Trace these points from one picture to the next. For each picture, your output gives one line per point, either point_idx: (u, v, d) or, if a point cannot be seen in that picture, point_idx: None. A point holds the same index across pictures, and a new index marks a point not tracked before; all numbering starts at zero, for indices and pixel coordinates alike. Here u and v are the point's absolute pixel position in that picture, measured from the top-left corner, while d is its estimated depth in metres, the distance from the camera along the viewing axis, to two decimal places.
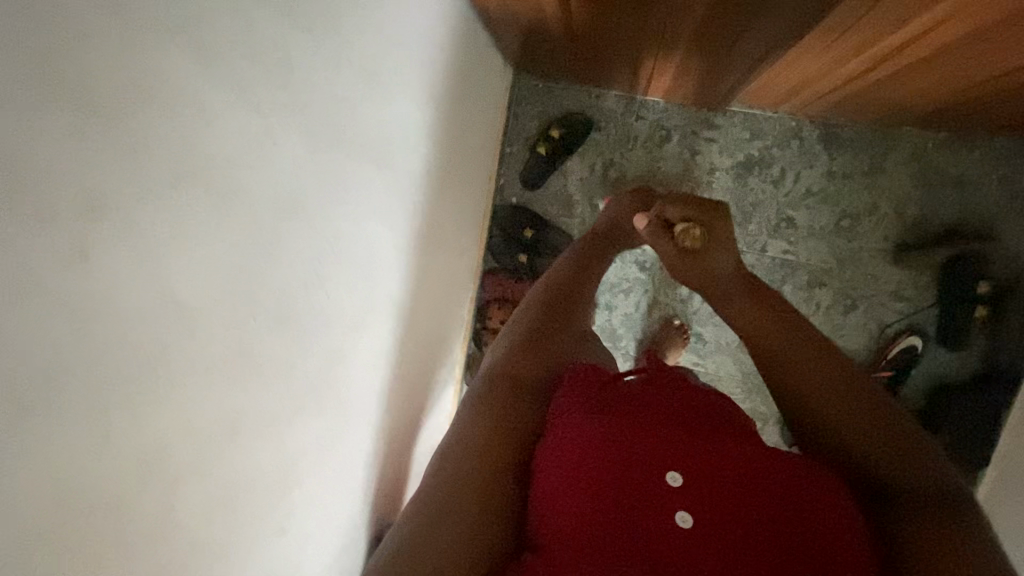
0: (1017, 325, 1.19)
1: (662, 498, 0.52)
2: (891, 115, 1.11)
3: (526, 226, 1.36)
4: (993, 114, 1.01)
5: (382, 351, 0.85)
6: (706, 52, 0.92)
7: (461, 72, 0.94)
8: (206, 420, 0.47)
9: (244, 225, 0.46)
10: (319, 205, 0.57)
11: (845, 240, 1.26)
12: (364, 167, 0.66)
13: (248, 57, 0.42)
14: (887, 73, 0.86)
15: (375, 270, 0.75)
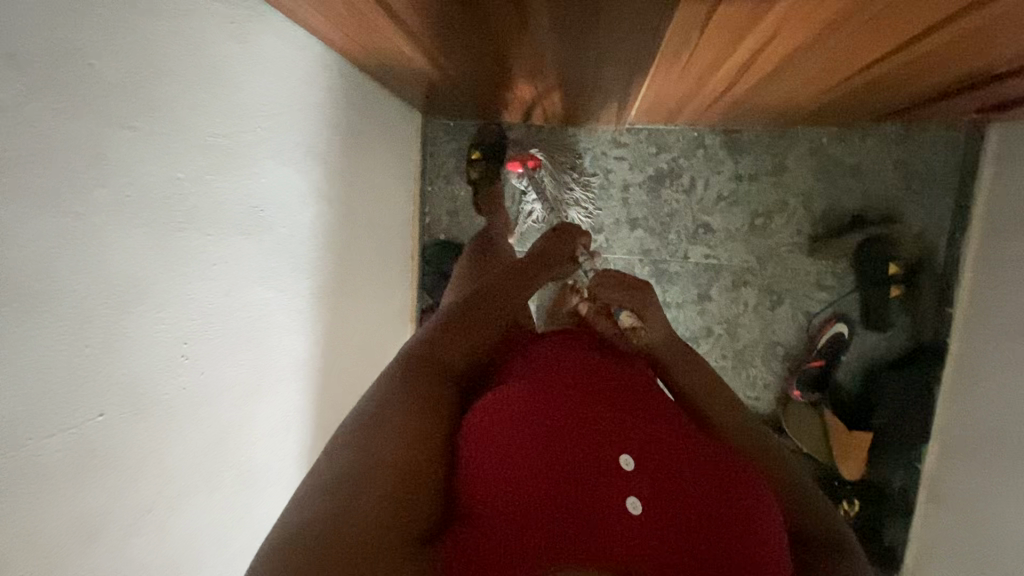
0: (932, 302, 1.23)
1: (616, 482, 0.53)
2: (781, 116, 1.15)
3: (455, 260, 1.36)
4: (865, 105, 1.06)
5: (293, 414, 0.83)
6: (584, 84, 0.95)
7: (351, 127, 0.95)
8: (51, 527, 0.46)
9: (72, 325, 0.46)
10: (178, 287, 0.57)
11: (761, 238, 1.30)
12: (234, 239, 0.66)
13: (55, 167, 0.43)
14: (752, 82, 0.90)
15: (266, 336, 0.74)
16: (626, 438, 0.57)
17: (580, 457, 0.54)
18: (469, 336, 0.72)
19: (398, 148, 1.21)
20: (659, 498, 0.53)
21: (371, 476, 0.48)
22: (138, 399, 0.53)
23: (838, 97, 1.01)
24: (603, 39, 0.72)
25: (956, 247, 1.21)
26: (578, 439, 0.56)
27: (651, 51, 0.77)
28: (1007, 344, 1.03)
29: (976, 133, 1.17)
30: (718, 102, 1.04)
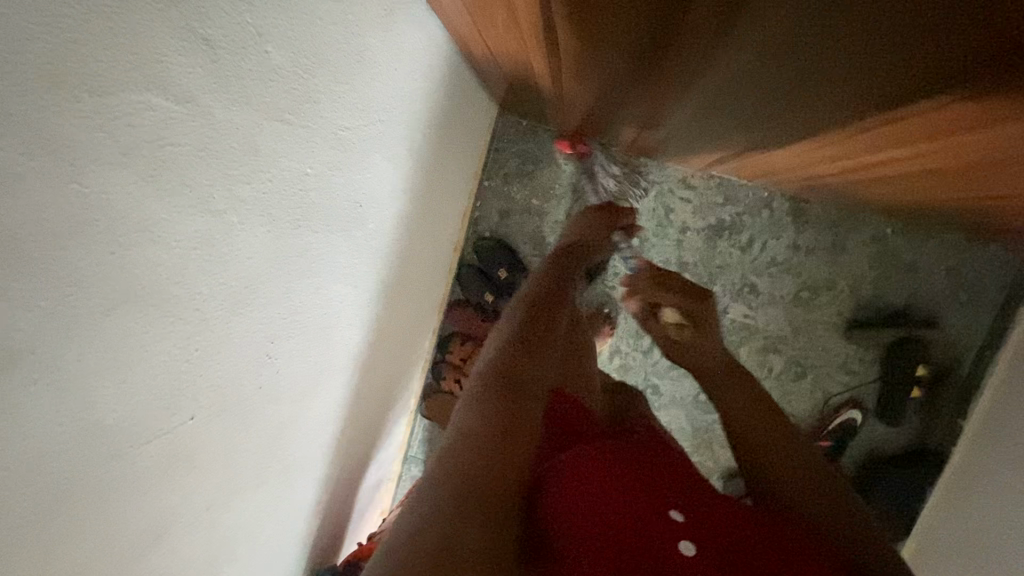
0: (946, 409, 1.26)
1: (666, 523, 0.53)
2: (860, 203, 1.15)
3: (499, 267, 1.35)
4: (949, 216, 1.06)
5: (334, 407, 0.81)
6: (695, 138, 0.93)
7: (444, 119, 0.90)
8: (122, 537, 0.43)
9: (189, 329, 0.42)
10: (278, 287, 0.54)
11: (801, 310, 1.30)
12: (332, 236, 0.62)
13: (210, 165, 0.38)
14: (854, 175, 0.88)
15: (333, 332, 0.71)
16: (671, 492, 0.58)
17: (632, 501, 0.55)
18: (533, 359, 0.75)
19: (472, 141, 1.16)
20: (717, 545, 0.52)
21: (455, 485, 0.51)
22: (223, 400, 0.50)
23: (928, 205, 1.01)
24: (749, 113, 0.69)
25: (983, 364, 1.24)
26: (631, 487, 0.57)
27: (783, 135, 0.74)
28: (1009, 470, 1.07)
29: None
30: (806, 177, 1.03)
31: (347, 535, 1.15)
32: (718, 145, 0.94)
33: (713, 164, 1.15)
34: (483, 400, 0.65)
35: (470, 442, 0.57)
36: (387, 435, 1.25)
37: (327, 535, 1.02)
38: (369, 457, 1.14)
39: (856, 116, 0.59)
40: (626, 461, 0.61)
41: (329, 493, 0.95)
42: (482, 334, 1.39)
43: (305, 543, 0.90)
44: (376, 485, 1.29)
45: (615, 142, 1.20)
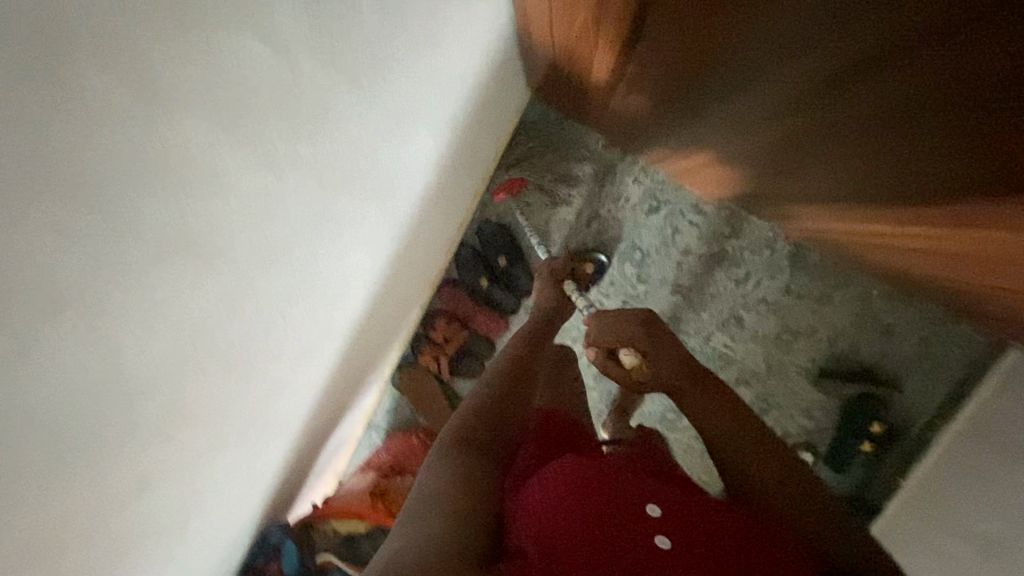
0: (888, 465, 1.35)
1: (642, 526, 0.61)
2: (882, 266, 1.19)
3: (501, 257, 1.35)
4: (959, 295, 1.11)
5: (324, 368, 0.80)
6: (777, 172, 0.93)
7: (486, 98, 0.88)
8: (96, 425, 0.44)
9: (198, 236, 0.44)
10: (297, 231, 0.54)
11: (779, 351, 1.35)
12: (354, 196, 0.60)
13: (253, 87, 0.40)
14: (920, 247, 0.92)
15: (340, 296, 0.70)
16: (649, 492, 0.66)
17: (612, 504, 0.63)
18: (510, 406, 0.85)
19: (501, 123, 1.14)
20: (683, 536, 0.60)
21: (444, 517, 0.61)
22: (196, 332, 0.49)
23: (960, 286, 1.05)
24: (814, 146, 0.71)
25: (930, 431, 1.32)
26: (612, 491, 0.65)
27: (840, 172, 0.77)
28: (952, 541, 1.15)
29: (998, 347, 1.25)
30: (864, 237, 1.07)
31: (302, 492, 1.14)
32: (797, 181, 0.95)
33: (767, 202, 1.17)
34: (460, 434, 0.78)
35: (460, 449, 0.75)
36: (358, 400, 1.24)
37: (285, 489, 1.01)
38: (338, 418, 1.13)
39: (938, 185, 0.61)
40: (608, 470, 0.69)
41: (298, 450, 0.94)
42: (469, 317, 1.39)
43: (267, 493, 0.89)
44: (337, 446, 1.29)
45: (674, 163, 1.21)
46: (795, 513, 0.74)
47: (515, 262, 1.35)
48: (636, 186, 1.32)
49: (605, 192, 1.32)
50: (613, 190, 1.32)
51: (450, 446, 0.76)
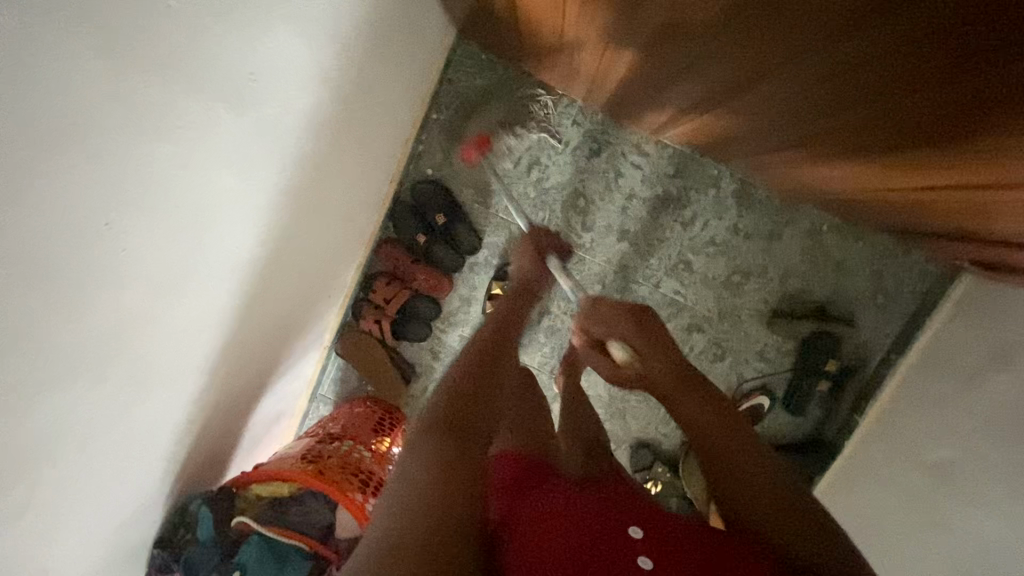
0: (847, 405, 1.32)
1: (624, 545, 0.58)
2: (821, 194, 1.15)
3: (438, 211, 1.28)
4: (898, 217, 1.08)
5: (214, 313, 0.73)
6: (709, 87, 0.87)
7: (385, 17, 0.82)
8: None
9: (10, 153, 0.37)
10: (135, 139, 0.46)
11: (730, 294, 1.31)
12: (212, 105, 0.54)
13: None
14: (862, 155, 0.87)
15: (214, 222, 0.63)
16: (628, 515, 0.63)
17: (588, 523, 0.60)
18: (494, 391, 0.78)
19: (421, 60, 1.08)
20: (664, 547, 0.59)
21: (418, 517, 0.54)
22: (20, 259, 0.41)
23: (903, 207, 1.01)
24: (742, 15, 0.61)
25: (885, 367, 1.30)
26: (591, 513, 0.62)
27: (779, 56, 0.68)
28: (906, 470, 1.13)
29: (948, 274, 1.23)
30: (808, 161, 1.01)
31: (232, 463, 1.08)
32: (731, 100, 0.89)
33: (700, 133, 1.11)
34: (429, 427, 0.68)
35: (414, 485, 0.58)
36: (290, 365, 1.17)
37: (205, 459, 0.95)
38: (264, 383, 1.07)
39: (878, 41, 0.55)
40: (597, 499, 0.65)
41: (207, 411, 0.87)
42: (409, 277, 1.33)
43: (173, 458, 0.83)
44: (273, 417, 1.22)
45: (612, 100, 1.14)
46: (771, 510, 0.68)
47: (457, 218, 1.29)
48: (574, 128, 1.26)
49: (543, 135, 1.26)
50: (552, 134, 1.26)
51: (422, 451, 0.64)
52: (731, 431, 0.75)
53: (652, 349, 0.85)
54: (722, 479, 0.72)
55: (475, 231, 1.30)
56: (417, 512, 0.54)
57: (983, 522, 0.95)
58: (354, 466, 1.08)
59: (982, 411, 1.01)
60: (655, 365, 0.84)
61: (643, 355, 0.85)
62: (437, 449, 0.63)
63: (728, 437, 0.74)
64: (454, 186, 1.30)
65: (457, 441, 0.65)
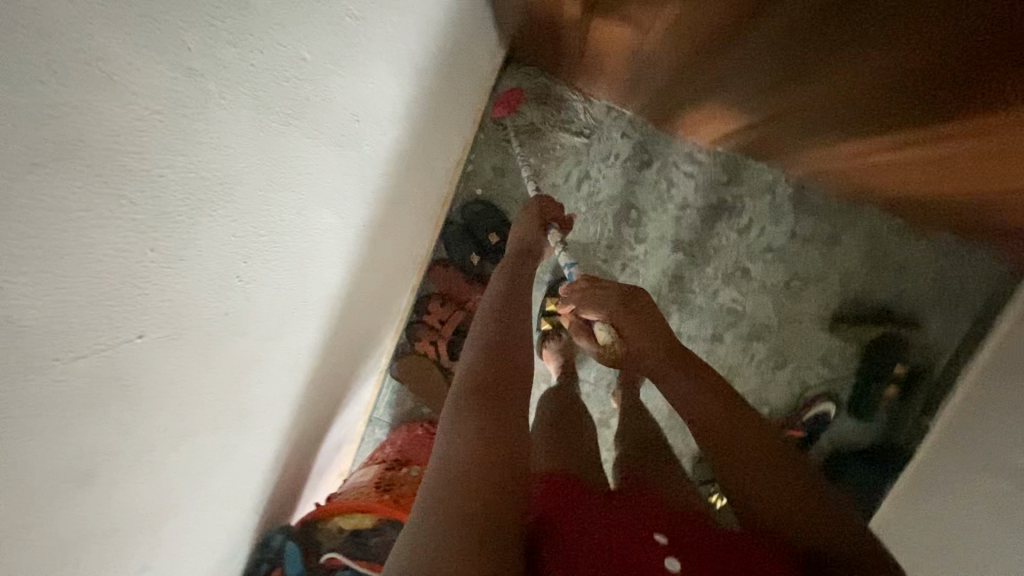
0: (916, 408, 1.29)
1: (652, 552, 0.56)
2: (880, 196, 1.13)
3: (489, 230, 1.28)
4: (964, 218, 1.06)
5: (304, 351, 0.73)
6: (777, 96, 0.87)
7: (454, 44, 0.82)
8: (77, 456, 0.37)
9: (185, 224, 0.37)
10: (268, 194, 0.46)
11: (790, 300, 1.29)
12: (327, 151, 0.54)
13: (233, 44, 0.35)
14: (928, 158, 0.86)
15: (314, 262, 0.63)
16: (653, 521, 0.60)
17: (613, 523, 0.58)
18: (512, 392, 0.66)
19: (475, 83, 1.08)
20: (694, 557, 0.57)
21: None
22: (179, 323, 0.41)
23: (974, 209, 0.98)
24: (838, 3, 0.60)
25: (954, 368, 1.27)
26: (611, 515, 0.60)
27: (871, 54, 0.66)
28: (980, 475, 1.09)
29: (1016, 272, 1.21)
30: (862, 163, 1.00)
31: (303, 495, 1.07)
32: (798, 109, 0.88)
33: (751, 138, 1.10)
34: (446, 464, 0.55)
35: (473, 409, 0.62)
36: (353, 392, 1.17)
37: (284, 492, 0.94)
38: (333, 412, 1.06)
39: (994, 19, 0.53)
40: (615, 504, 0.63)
41: (288, 447, 0.86)
42: (463, 297, 1.32)
43: (260, 496, 0.82)
44: (336, 445, 1.21)
45: (664, 111, 1.13)
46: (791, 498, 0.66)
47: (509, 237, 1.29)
48: (624, 140, 1.25)
49: (593, 149, 1.25)
50: (602, 148, 1.25)
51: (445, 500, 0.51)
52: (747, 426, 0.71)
53: (639, 326, 0.80)
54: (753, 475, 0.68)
55: None
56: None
57: None
58: None
59: None
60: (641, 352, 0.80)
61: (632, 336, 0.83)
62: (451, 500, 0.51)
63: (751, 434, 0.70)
64: (504, 204, 1.30)
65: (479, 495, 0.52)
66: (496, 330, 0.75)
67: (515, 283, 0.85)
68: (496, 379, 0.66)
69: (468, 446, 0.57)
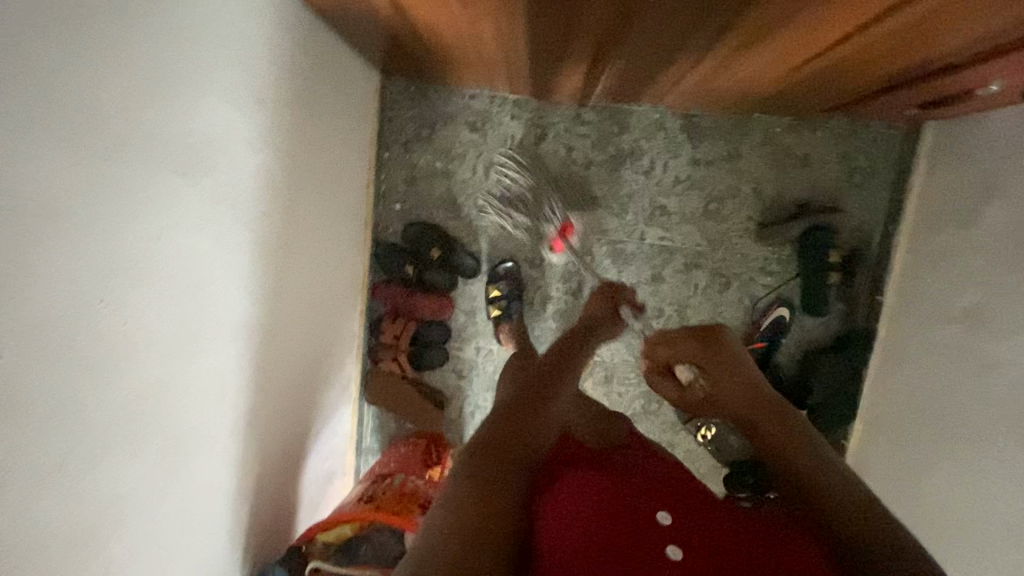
0: (864, 286, 1.31)
1: (657, 535, 0.60)
2: (748, 107, 1.18)
3: (431, 246, 1.34)
4: (825, 103, 1.11)
5: (231, 375, 0.78)
6: (601, 58, 0.94)
7: (304, 72, 0.90)
8: None
9: (15, 254, 0.44)
10: (111, 224, 0.53)
11: (713, 223, 1.33)
12: (177, 181, 0.62)
13: (24, 90, 0.43)
14: (753, 72, 0.91)
15: (202, 287, 0.69)
16: (671, 502, 0.65)
17: (628, 511, 0.63)
18: (550, 399, 0.85)
19: (353, 108, 1.16)
20: (693, 533, 0.60)
21: (464, 525, 0.62)
22: (44, 342, 0.48)
23: (826, 95, 1.04)
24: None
25: (888, 240, 1.29)
26: (634, 498, 0.65)
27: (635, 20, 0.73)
28: (944, 325, 1.09)
29: (913, 132, 1.24)
30: (710, 90, 1.06)
31: (297, 527, 1.11)
32: (624, 62, 0.95)
33: (609, 91, 1.17)
34: (479, 436, 0.76)
35: (522, 402, 0.83)
36: (325, 423, 1.21)
37: (269, 523, 0.99)
38: (306, 441, 1.11)
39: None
40: (644, 487, 0.67)
41: (257, 476, 0.91)
42: (411, 308, 1.37)
43: (236, 526, 0.87)
44: (325, 476, 1.25)
45: (533, 86, 1.20)
46: (834, 504, 0.65)
47: (450, 247, 1.34)
48: (515, 122, 1.32)
49: (489, 138, 1.33)
50: (497, 134, 1.33)
51: (485, 454, 0.72)
52: (820, 466, 0.69)
53: (720, 368, 0.86)
54: (798, 482, 0.70)
55: (469, 252, 1.35)
56: (460, 515, 0.63)
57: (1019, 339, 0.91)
58: (410, 495, 1.11)
59: (990, 243, 1.01)
60: (726, 394, 0.84)
61: (717, 382, 0.86)
62: (483, 458, 0.72)
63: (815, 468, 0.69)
64: (423, 212, 1.36)
65: (506, 461, 0.72)
66: (553, 363, 0.95)
67: (564, 355, 0.98)
68: (524, 407, 0.82)
69: (471, 479, 0.69)
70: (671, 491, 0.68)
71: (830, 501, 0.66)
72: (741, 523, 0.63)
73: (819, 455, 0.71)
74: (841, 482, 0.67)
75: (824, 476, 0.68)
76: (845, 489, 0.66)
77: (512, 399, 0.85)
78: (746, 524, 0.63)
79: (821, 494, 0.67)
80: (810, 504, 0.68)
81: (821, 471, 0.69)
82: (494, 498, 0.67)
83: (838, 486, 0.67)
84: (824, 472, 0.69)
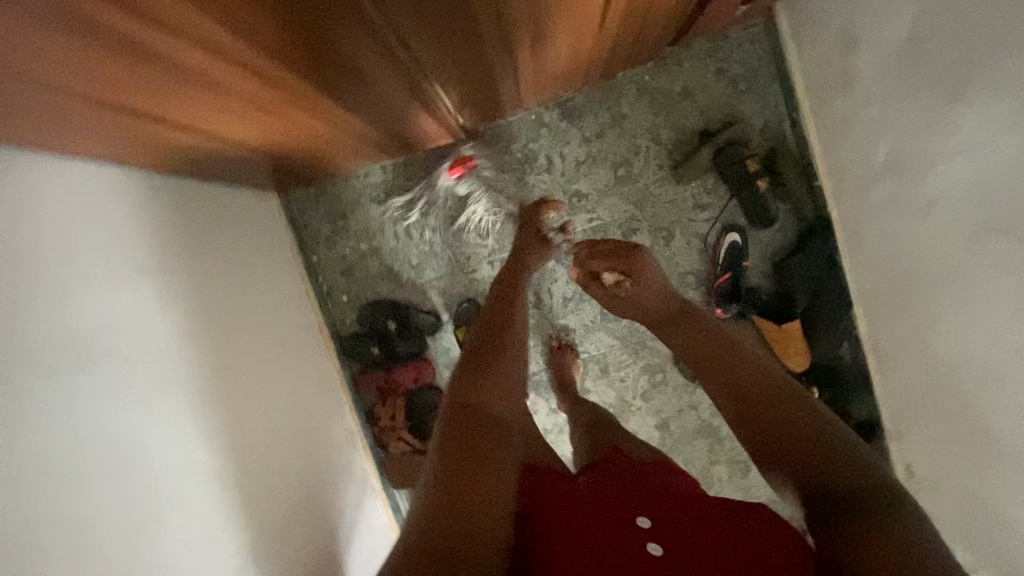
0: (796, 181, 1.27)
1: (640, 537, 0.63)
2: (603, 71, 1.21)
3: (387, 320, 1.38)
4: (667, 35, 1.14)
5: (211, 520, 0.82)
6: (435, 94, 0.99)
7: (188, 229, 0.97)
8: None
9: None
10: (23, 438, 0.59)
11: (630, 185, 1.34)
12: (82, 376, 0.68)
13: None
14: (568, 42, 0.95)
15: (146, 455, 0.74)
16: (654, 511, 0.67)
17: (611, 519, 0.66)
18: (486, 389, 0.88)
19: (258, 236, 1.23)
20: (676, 539, 0.63)
21: (444, 531, 0.62)
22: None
23: (657, 30, 1.06)
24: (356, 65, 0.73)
25: (798, 128, 1.27)
26: (614, 507, 0.68)
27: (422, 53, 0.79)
28: (876, 183, 1.07)
29: (770, 24, 1.25)
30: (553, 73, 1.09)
31: None
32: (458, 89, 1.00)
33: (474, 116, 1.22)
34: (447, 445, 0.76)
35: (464, 399, 0.85)
36: (354, 525, 1.23)
37: None
38: (337, 547, 1.13)
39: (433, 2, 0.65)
40: (626, 496, 0.70)
41: None
42: (395, 384, 1.40)
43: None
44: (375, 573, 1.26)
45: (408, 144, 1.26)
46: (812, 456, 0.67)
47: (405, 314, 1.38)
48: (413, 180, 1.37)
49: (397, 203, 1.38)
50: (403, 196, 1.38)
51: (449, 465, 0.72)
52: (793, 417, 0.73)
53: (643, 281, 1.04)
54: (776, 442, 0.71)
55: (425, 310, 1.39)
56: (440, 526, 0.63)
57: (936, 169, 0.89)
58: None
59: (873, 93, 1.00)
60: (648, 297, 1.04)
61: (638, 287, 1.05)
62: (447, 466, 0.72)
63: (792, 427, 0.71)
64: (371, 292, 1.41)
65: (474, 466, 0.73)
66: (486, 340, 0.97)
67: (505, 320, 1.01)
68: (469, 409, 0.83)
69: (440, 489, 0.68)
70: (660, 502, 0.69)
71: (806, 452, 0.68)
72: (731, 524, 0.64)
73: (787, 397, 0.76)
74: (821, 436, 0.69)
75: (801, 433, 0.70)
76: (814, 438, 0.69)
77: (458, 398, 0.86)
78: (730, 522, 0.64)
79: (798, 450, 0.69)
80: (787, 461, 0.69)
81: (793, 423, 0.72)
82: (468, 501, 0.67)
83: (814, 441, 0.69)
84: (803, 425, 0.71)
